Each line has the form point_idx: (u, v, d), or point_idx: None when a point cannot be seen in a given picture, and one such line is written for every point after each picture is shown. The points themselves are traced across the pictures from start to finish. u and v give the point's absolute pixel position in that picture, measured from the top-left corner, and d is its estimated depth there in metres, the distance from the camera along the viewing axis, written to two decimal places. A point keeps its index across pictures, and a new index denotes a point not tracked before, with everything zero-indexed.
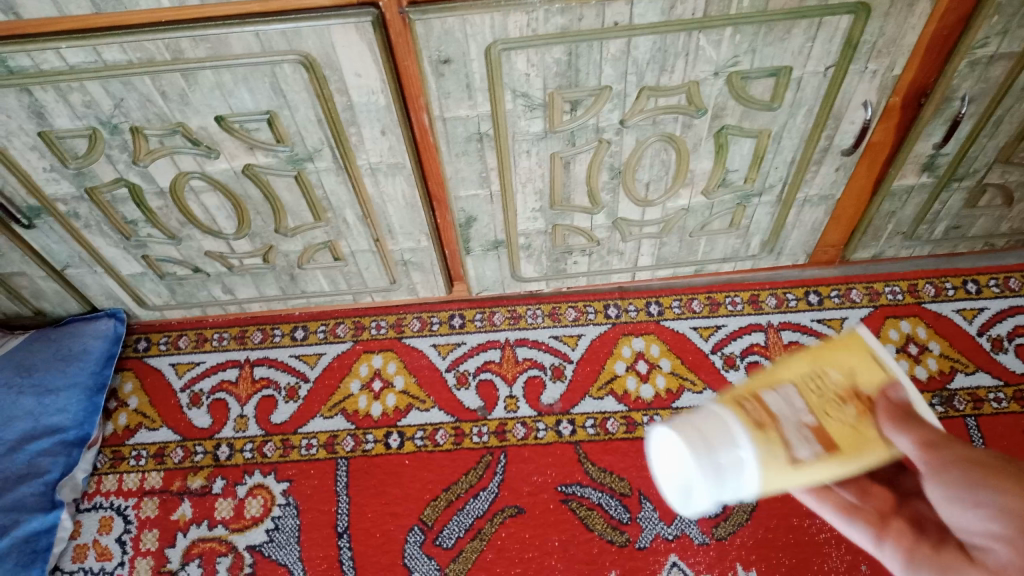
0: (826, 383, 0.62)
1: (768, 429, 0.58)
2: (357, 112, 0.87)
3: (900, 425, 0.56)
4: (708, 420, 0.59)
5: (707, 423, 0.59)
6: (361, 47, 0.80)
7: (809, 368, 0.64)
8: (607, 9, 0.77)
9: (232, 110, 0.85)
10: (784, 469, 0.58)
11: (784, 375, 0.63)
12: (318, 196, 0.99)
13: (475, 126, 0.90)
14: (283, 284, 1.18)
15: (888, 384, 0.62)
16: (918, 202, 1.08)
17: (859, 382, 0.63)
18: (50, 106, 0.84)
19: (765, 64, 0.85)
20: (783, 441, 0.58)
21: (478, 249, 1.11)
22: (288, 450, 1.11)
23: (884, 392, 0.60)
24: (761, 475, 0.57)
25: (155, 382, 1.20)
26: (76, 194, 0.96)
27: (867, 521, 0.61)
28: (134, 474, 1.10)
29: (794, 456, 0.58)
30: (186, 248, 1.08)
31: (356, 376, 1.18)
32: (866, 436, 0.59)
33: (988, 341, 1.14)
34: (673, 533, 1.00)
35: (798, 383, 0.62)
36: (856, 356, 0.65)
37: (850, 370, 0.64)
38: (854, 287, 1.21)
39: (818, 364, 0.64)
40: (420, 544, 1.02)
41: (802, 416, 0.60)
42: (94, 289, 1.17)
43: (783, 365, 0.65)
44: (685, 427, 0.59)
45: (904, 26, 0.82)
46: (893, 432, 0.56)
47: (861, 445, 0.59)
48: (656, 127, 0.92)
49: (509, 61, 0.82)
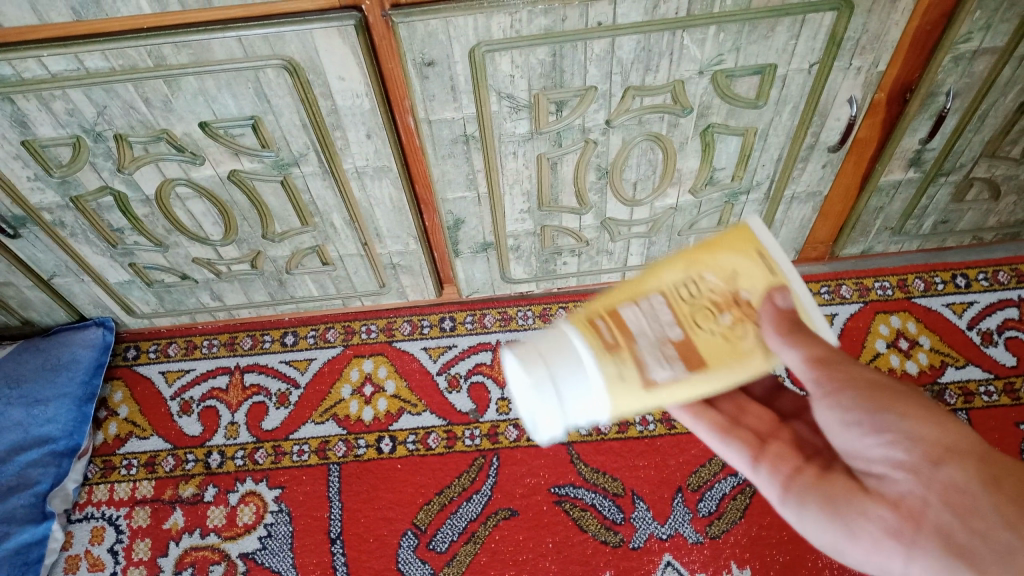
0: (702, 290, 0.58)
1: (618, 350, 0.54)
2: (342, 116, 0.87)
3: (787, 338, 0.54)
4: (548, 341, 0.54)
5: (549, 344, 0.54)
6: (344, 51, 0.80)
7: (684, 273, 0.59)
8: (590, 10, 0.77)
9: (216, 116, 0.85)
10: (637, 392, 0.54)
11: (655, 283, 0.59)
12: (305, 201, 0.99)
13: (461, 128, 0.90)
14: (272, 289, 1.17)
15: (773, 286, 0.58)
16: (906, 197, 1.08)
17: (739, 285, 0.58)
18: (32, 115, 0.83)
19: (750, 62, 0.85)
20: (639, 361, 0.54)
21: (467, 251, 1.11)
22: (279, 456, 1.11)
23: (770, 298, 0.57)
24: (610, 398, 0.53)
25: (145, 390, 1.19)
26: (62, 203, 0.96)
27: (743, 441, 0.62)
28: (125, 484, 1.10)
29: (651, 379, 0.54)
30: (174, 255, 1.07)
31: (347, 381, 1.17)
32: (742, 347, 0.56)
33: (978, 335, 1.14)
34: (667, 532, 1.00)
35: (669, 291, 0.58)
36: (741, 251, 0.60)
37: (731, 269, 0.59)
38: (844, 283, 1.22)
39: (695, 267, 0.59)
40: (413, 548, 1.01)
41: (665, 331, 0.56)
42: (81, 298, 1.16)
43: (654, 271, 0.59)
44: (525, 350, 0.54)
45: (888, 22, 0.82)
46: (780, 343, 0.55)
47: (730, 357, 0.56)
48: (642, 126, 0.92)
49: (493, 62, 0.82)
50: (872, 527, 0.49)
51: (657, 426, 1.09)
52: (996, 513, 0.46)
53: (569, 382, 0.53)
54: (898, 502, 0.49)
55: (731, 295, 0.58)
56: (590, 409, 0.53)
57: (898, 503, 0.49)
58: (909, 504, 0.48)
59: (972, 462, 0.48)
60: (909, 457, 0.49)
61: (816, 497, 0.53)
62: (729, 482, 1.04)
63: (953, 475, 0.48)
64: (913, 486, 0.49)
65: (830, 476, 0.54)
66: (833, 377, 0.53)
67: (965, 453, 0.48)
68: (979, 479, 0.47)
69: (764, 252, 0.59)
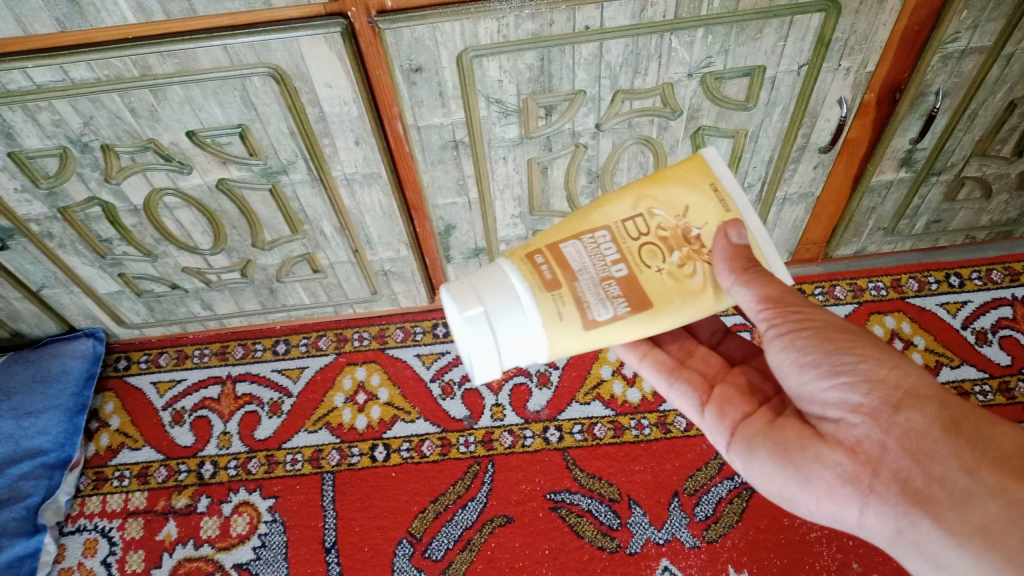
0: (652, 224, 0.62)
1: (557, 288, 0.59)
2: (330, 123, 0.87)
3: (738, 278, 0.60)
4: (489, 279, 0.60)
5: (489, 282, 0.60)
6: (330, 58, 0.79)
7: (634, 208, 0.63)
8: (578, 14, 0.77)
9: (203, 125, 0.84)
10: (576, 331, 0.59)
11: (604, 217, 0.63)
12: (295, 209, 0.98)
13: (449, 134, 0.90)
14: (263, 298, 1.17)
15: (726, 222, 0.62)
16: (898, 197, 1.08)
17: (690, 219, 0.63)
18: (18, 126, 0.82)
19: (739, 64, 0.84)
20: (581, 300, 0.59)
21: (458, 257, 1.11)
22: (273, 465, 1.10)
23: (725, 233, 0.61)
24: (548, 334, 0.59)
25: (136, 401, 1.18)
26: (49, 214, 0.95)
27: (689, 386, 0.74)
28: (117, 495, 1.09)
29: (590, 318, 0.59)
30: (163, 265, 1.07)
31: (340, 389, 1.17)
32: (689, 285, 0.61)
33: (972, 334, 1.14)
34: (663, 537, 1.00)
35: (617, 226, 0.62)
36: (693, 184, 0.64)
37: (683, 204, 0.63)
38: (838, 284, 1.21)
39: (644, 202, 0.63)
40: (408, 556, 1.01)
41: (607, 269, 0.61)
42: (71, 309, 1.15)
43: (608, 204, 0.64)
44: (464, 287, 0.59)
45: (875, 23, 0.82)
46: (732, 284, 0.60)
47: (676, 295, 0.61)
48: (632, 130, 0.91)
49: (480, 68, 0.82)
50: (829, 473, 0.59)
51: (652, 431, 1.09)
52: (954, 457, 0.56)
53: (505, 319, 0.58)
54: (855, 448, 0.59)
55: (683, 230, 0.62)
56: (527, 344, 0.59)
57: (854, 448, 0.59)
58: (867, 449, 0.58)
59: (932, 408, 0.58)
60: (866, 403, 0.59)
61: (766, 445, 0.64)
62: (725, 486, 1.03)
63: (912, 420, 0.57)
64: (870, 431, 0.58)
65: (780, 420, 0.65)
66: (789, 321, 0.61)
67: (924, 398, 0.58)
68: (939, 425, 0.57)
69: (716, 184, 0.63)
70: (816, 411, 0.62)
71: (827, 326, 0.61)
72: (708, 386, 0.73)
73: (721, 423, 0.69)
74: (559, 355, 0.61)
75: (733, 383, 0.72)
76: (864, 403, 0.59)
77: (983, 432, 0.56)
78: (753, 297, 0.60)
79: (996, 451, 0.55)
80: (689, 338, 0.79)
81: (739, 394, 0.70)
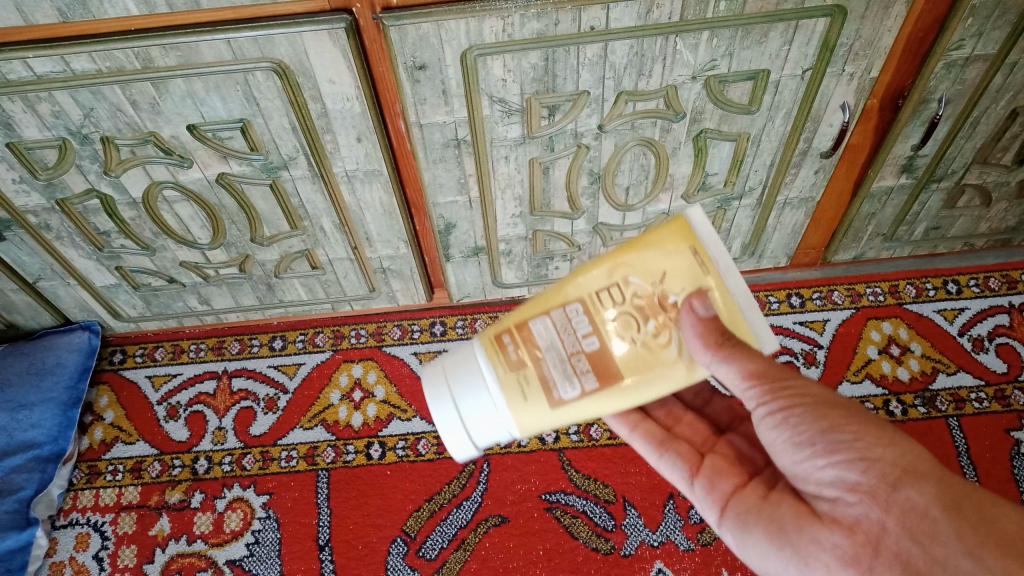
0: (624, 296, 0.60)
1: (522, 371, 0.61)
2: (332, 119, 0.86)
3: (720, 356, 0.57)
4: (458, 362, 0.64)
5: (460, 364, 0.64)
6: (335, 54, 0.79)
7: (609, 278, 0.61)
8: (584, 14, 0.77)
9: (204, 119, 0.84)
10: (542, 409, 0.61)
11: (577, 287, 0.62)
12: (294, 204, 0.98)
13: (452, 132, 0.89)
14: (260, 293, 1.16)
15: (697, 294, 0.58)
16: (898, 203, 1.08)
17: (666, 286, 0.59)
18: (18, 116, 0.82)
19: (743, 67, 0.84)
20: (546, 379, 0.61)
21: (457, 256, 1.11)
22: (267, 462, 1.10)
23: (691, 306, 0.58)
24: (514, 414, 0.62)
25: (131, 395, 1.18)
26: (47, 205, 0.94)
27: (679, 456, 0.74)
28: (110, 489, 1.08)
29: (558, 397, 0.61)
30: (161, 259, 1.06)
31: (336, 386, 1.16)
32: (663, 356, 0.60)
33: (969, 341, 1.14)
34: (658, 539, 1.00)
35: (587, 298, 0.61)
36: (672, 248, 0.59)
37: (660, 269, 0.59)
38: (836, 289, 1.21)
39: (619, 271, 0.61)
40: (402, 555, 1.00)
41: (576, 344, 0.61)
42: (67, 301, 1.15)
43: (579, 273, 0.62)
44: (436, 370, 0.65)
45: (880, 29, 0.82)
46: (714, 360, 0.57)
47: (651, 369, 0.60)
48: (635, 131, 0.91)
49: (485, 66, 0.81)
50: (827, 555, 0.56)
51: None
52: (954, 539, 0.52)
53: (474, 401, 0.62)
54: (853, 527, 0.56)
55: (660, 298, 0.59)
56: (498, 424, 0.63)
57: (852, 527, 0.56)
58: (866, 529, 0.55)
59: None
60: (863, 481, 0.56)
61: (759, 524, 0.62)
62: None
63: (912, 499, 0.54)
64: (869, 510, 0.55)
65: (773, 496, 0.63)
66: (778, 399, 0.59)
67: (923, 475, 0.55)
68: (938, 502, 0.54)
69: (697, 246, 0.58)
70: (811, 489, 0.60)
71: (817, 403, 0.59)
72: (699, 459, 0.73)
73: (711, 496, 0.68)
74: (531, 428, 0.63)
75: (722, 455, 0.71)
76: (860, 481, 0.56)
77: (988, 511, 0.52)
78: (735, 372, 0.57)
79: (1000, 534, 0.51)
80: (676, 409, 0.80)
81: (729, 465, 0.70)
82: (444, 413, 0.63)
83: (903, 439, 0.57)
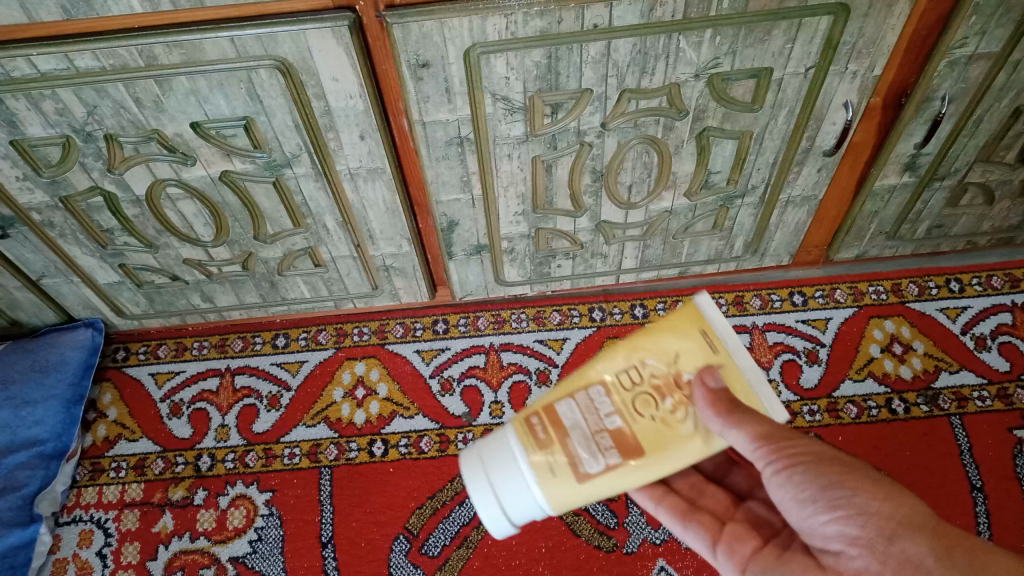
0: (643, 375, 0.63)
1: (550, 447, 0.61)
2: (335, 117, 0.86)
3: (729, 420, 0.58)
4: (492, 446, 0.63)
5: (493, 447, 0.64)
6: (338, 52, 0.79)
7: (627, 360, 0.64)
8: (587, 12, 0.77)
9: (208, 116, 0.84)
10: (571, 484, 0.60)
11: (599, 371, 0.64)
12: (297, 202, 0.98)
13: (455, 130, 0.90)
14: (263, 291, 1.16)
15: (706, 369, 0.62)
16: (901, 201, 1.08)
17: (680, 365, 0.63)
18: (21, 114, 0.82)
19: (746, 65, 0.84)
20: (573, 455, 0.61)
21: (460, 254, 1.11)
22: (270, 459, 1.10)
23: (701, 379, 0.61)
24: (543, 491, 0.61)
25: (134, 392, 1.18)
26: (51, 203, 0.95)
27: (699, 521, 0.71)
28: (113, 486, 1.08)
29: (586, 472, 0.60)
30: (164, 256, 1.06)
31: (339, 384, 1.16)
32: (680, 430, 0.62)
33: (971, 340, 1.14)
34: (661, 537, 1.00)
35: (609, 381, 0.63)
36: (683, 333, 0.64)
37: (673, 351, 0.64)
38: (838, 287, 1.21)
39: (636, 353, 0.64)
40: (405, 552, 1.01)
41: (600, 423, 0.62)
42: (71, 299, 1.15)
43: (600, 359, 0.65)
44: (472, 457, 0.65)
45: (884, 27, 0.82)
46: (723, 426, 0.58)
47: (670, 443, 0.61)
48: (638, 129, 0.91)
49: (488, 64, 0.81)
50: None
51: None
52: None
53: (510, 484, 0.62)
54: None
55: (675, 377, 0.63)
56: (532, 502, 0.62)
57: None
58: None
59: None
60: (863, 535, 0.55)
61: None
62: None
63: (907, 550, 0.53)
64: (869, 564, 0.54)
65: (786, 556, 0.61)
66: (783, 456, 0.58)
67: (917, 527, 0.54)
68: (932, 553, 0.53)
69: (706, 329, 0.64)
70: (816, 543, 0.58)
71: (818, 460, 0.58)
72: (720, 524, 0.70)
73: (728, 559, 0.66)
74: (562, 507, 0.62)
75: (741, 519, 0.69)
76: (860, 535, 0.55)
77: (986, 559, 0.51)
78: (746, 437, 0.58)
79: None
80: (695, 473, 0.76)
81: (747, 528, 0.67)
82: (483, 497, 0.63)
83: (903, 494, 0.56)
